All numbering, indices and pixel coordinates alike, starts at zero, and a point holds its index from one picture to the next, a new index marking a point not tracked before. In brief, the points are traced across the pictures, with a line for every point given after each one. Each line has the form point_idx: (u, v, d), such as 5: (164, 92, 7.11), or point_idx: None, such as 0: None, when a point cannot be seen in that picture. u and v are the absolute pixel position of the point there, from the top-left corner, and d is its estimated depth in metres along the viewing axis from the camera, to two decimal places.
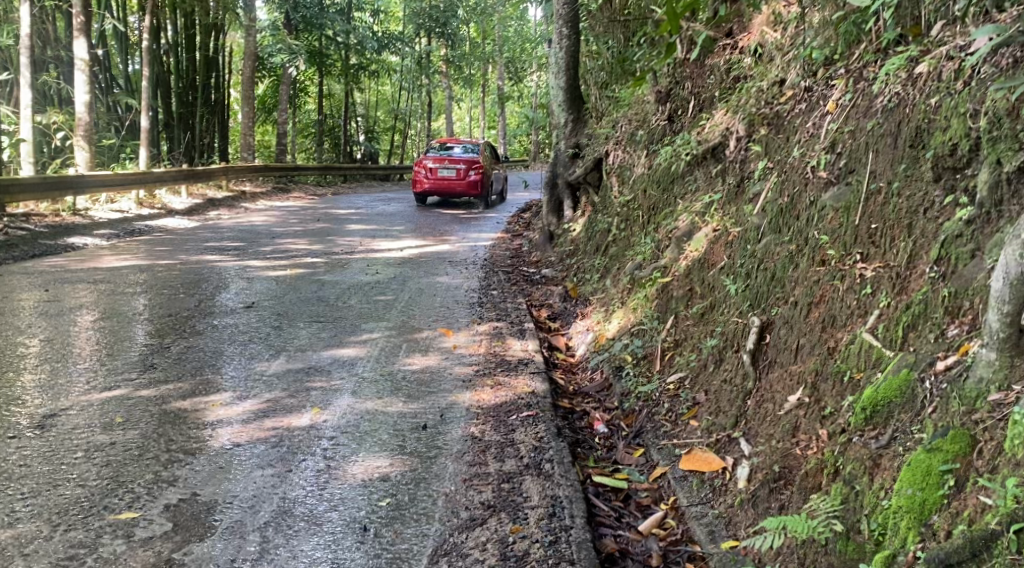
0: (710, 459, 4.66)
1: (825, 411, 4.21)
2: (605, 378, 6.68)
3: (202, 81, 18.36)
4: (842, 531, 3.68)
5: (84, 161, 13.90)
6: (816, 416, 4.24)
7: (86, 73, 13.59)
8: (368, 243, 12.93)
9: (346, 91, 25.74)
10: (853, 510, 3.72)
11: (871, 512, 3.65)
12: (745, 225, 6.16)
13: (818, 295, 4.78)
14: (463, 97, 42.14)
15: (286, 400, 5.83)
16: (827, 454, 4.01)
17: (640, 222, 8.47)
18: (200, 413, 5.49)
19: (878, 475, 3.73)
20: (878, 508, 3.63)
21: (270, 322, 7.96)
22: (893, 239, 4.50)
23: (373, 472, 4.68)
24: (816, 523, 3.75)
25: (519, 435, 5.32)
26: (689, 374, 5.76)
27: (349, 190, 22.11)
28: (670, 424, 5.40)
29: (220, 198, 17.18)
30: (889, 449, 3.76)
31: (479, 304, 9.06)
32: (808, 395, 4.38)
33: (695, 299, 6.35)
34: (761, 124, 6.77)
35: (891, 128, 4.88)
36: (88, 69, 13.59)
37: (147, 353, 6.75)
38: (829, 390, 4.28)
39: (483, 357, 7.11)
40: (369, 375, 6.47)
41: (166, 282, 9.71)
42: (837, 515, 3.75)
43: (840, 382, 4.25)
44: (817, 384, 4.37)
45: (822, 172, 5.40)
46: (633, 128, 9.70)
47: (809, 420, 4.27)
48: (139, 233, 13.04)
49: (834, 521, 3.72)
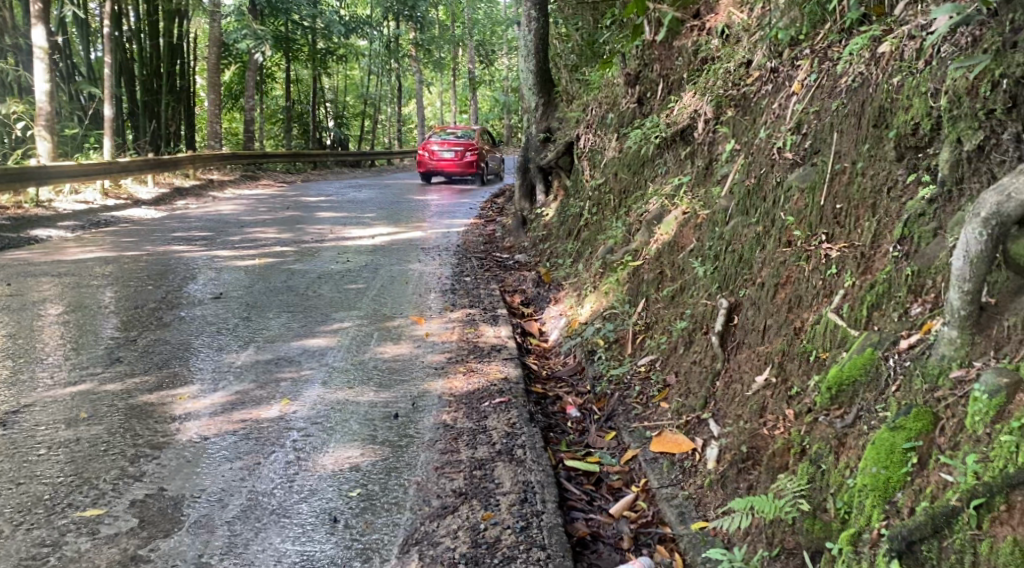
0: (681, 442, 4.69)
1: (791, 391, 4.24)
2: (578, 362, 6.70)
3: (167, 68, 18.14)
4: (809, 510, 3.72)
5: (46, 152, 13.70)
6: (783, 396, 4.27)
7: (46, 62, 13.37)
8: (339, 231, 12.86)
9: (315, 76, 25.52)
10: (819, 489, 3.75)
11: (837, 491, 3.68)
12: (714, 207, 6.18)
13: (784, 276, 4.81)
14: (434, 81, 41.93)
15: (255, 392, 5.79)
16: (794, 433, 4.04)
17: (612, 206, 8.48)
18: (168, 407, 5.45)
19: (843, 453, 3.76)
20: (843, 486, 3.66)
21: (239, 313, 7.91)
22: (857, 219, 4.53)
23: (343, 463, 4.67)
24: (783, 502, 3.81)
25: (491, 421, 5.33)
26: (660, 357, 5.79)
27: (319, 178, 21.96)
28: (642, 407, 5.43)
29: (188, 188, 17.02)
30: (854, 428, 3.79)
31: (452, 291, 9.04)
32: (775, 376, 4.41)
33: (665, 282, 6.38)
34: (729, 106, 6.79)
35: (855, 108, 4.90)
36: (48, 57, 13.39)
37: (113, 347, 6.69)
38: (796, 370, 4.30)
39: (456, 344, 7.11)
40: (340, 364, 6.45)
41: (132, 274, 9.61)
42: (803, 494, 3.79)
43: (806, 361, 4.28)
44: (784, 364, 4.40)
45: (788, 153, 5.42)
46: (603, 111, 9.69)
47: (776, 399, 4.30)
48: (105, 224, 12.90)
49: (800, 501, 3.76)
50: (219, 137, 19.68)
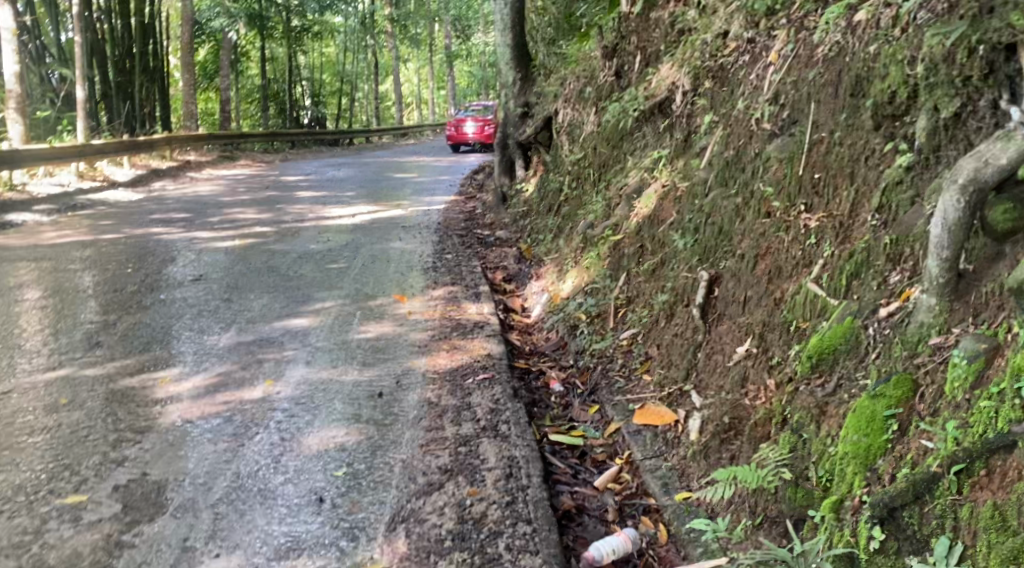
0: (664, 413, 4.71)
1: (772, 360, 4.26)
2: (561, 337, 6.72)
3: (139, 48, 17.92)
4: (791, 479, 3.75)
5: (17, 135, 13.53)
6: (764, 365, 4.29)
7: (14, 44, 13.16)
8: (318, 210, 12.78)
9: (290, 54, 25.24)
10: (801, 458, 3.79)
11: (819, 459, 3.72)
12: (693, 179, 6.18)
13: (764, 247, 4.82)
14: (410, 57, 41.66)
15: (237, 374, 5.77)
16: (776, 404, 4.07)
17: (591, 180, 8.47)
18: (149, 391, 5.42)
19: (825, 422, 3.78)
20: (826, 455, 3.69)
21: (219, 294, 7.87)
22: (835, 188, 4.55)
23: (328, 443, 4.66)
24: (765, 472, 3.83)
25: (475, 398, 5.33)
26: (642, 330, 5.80)
27: (297, 157, 21.78)
28: (625, 380, 5.45)
29: (164, 169, 16.86)
30: (835, 396, 3.82)
31: (433, 269, 9.02)
32: (756, 346, 4.43)
33: (646, 256, 6.39)
34: (706, 78, 6.77)
35: (832, 78, 4.90)
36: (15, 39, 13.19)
37: (91, 331, 6.65)
38: (776, 340, 4.32)
39: (438, 321, 7.10)
40: (322, 344, 6.44)
41: (109, 257, 9.53)
42: (785, 463, 3.82)
43: (787, 331, 4.30)
44: (764, 335, 4.42)
45: (766, 124, 5.43)
46: (582, 84, 9.66)
47: (757, 370, 4.32)
48: (80, 207, 12.77)
49: (782, 469, 3.79)
50: (194, 117, 19.48)
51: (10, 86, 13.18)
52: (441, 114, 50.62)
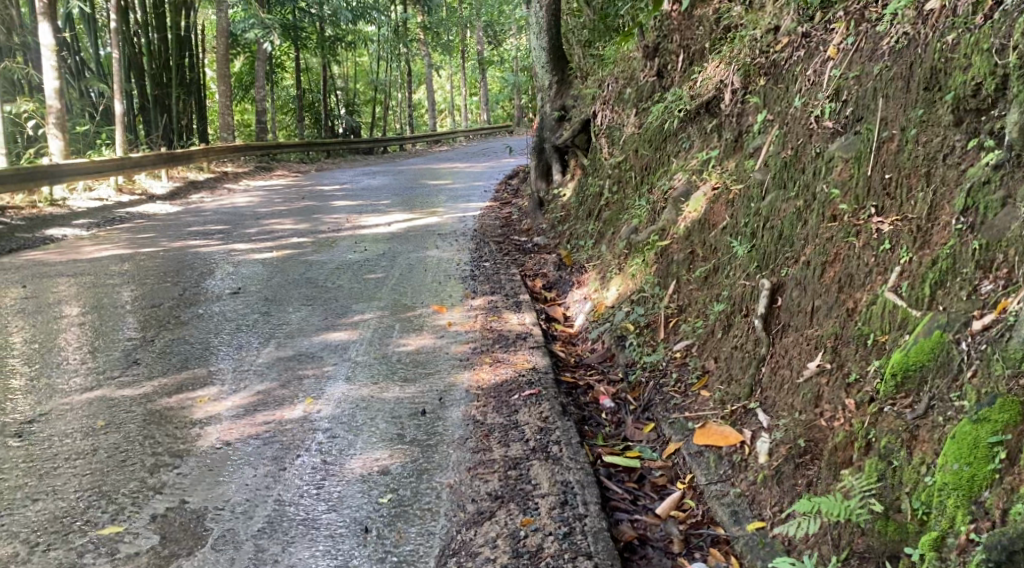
0: (728, 433, 4.42)
1: (850, 377, 3.98)
2: (607, 348, 6.44)
3: (176, 60, 17.90)
4: (881, 511, 3.52)
5: (57, 150, 13.48)
6: (840, 384, 4.01)
7: (53, 59, 13.14)
8: (354, 219, 12.60)
9: (325, 64, 25.14)
10: (891, 488, 3.55)
11: (913, 491, 3.49)
12: (747, 182, 5.86)
13: (833, 253, 4.54)
14: (442, 64, 41.51)
15: (278, 392, 5.56)
16: (856, 425, 3.81)
17: (633, 184, 8.17)
18: (187, 411, 5.21)
19: (917, 448, 3.55)
20: (921, 486, 3.47)
21: (257, 308, 7.68)
22: (910, 189, 4.27)
23: (373, 466, 4.41)
24: (853, 504, 3.58)
25: (523, 416, 5.06)
26: (696, 342, 5.51)
27: (333, 166, 21.67)
28: (680, 396, 5.16)
29: (201, 181, 16.80)
30: (927, 419, 3.58)
31: (472, 277, 8.76)
32: (828, 361, 4.15)
33: (697, 262, 6.09)
34: (758, 75, 6.45)
35: (901, 70, 4.60)
36: (55, 54, 13.16)
37: (130, 349, 6.47)
38: (852, 355, 4.05)
39: (480, 333, 6.84)
40: (362, 359, 6.22)
41: (148, 270, 9.40)
42: (873, 494, 3.58)
43: (863, 345, 4.04)
44: (837, 348, 4.15)
45: (828, 123, 5.12)
46: (621, 86, 9.36)
47: (831, 388, 4.05)
48: (119, 221, 12.69)
49: (871, 501, 3.56)
50: (230, 128, 19.42)
51: (51, 101, 13.14)
52: (474, 120, 50.44)
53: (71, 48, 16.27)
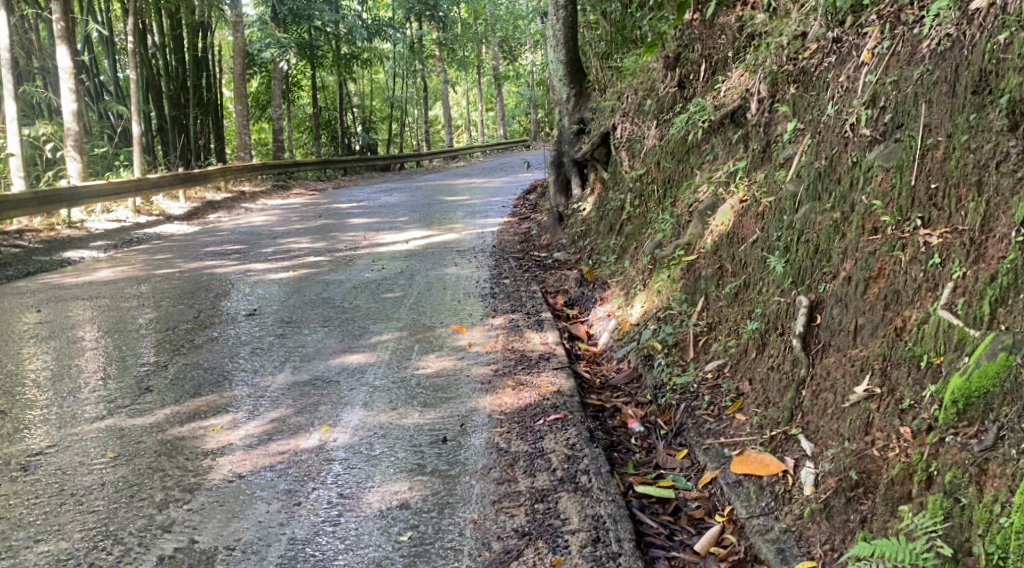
0: (770, 462, 4.18)
1: (902, 404, 3.78)
2: (634, 369, 6.18)
3: (193, 81, 17.81)
4: (950, 555, 3.32)
5: (75, 172, 13.38)
6: (893, 410, 3.80)
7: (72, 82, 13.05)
8: (372, 237, 12.41)
9: (341, 82, 25.05)
10: (960, 528, 3.34)
11: (986, 533, 3.27)
12: (778, 193, 5.60)
13: (876, 269, 4.29)
14: (458, 81, 41.37)
15: (293, 419, 5.33)
16: (915, 457, 3.60)
17: (656, 197, 7.92)
18: (200, 442, 4.98)
19: (986, 484, 3.33)
20: (994, 527, 3.25)
21: (273, 330, 7.48)
22: (960, 199, 4.04)
23: (392, 500, 4.17)
24: (917, 547, 3.38)
25: (548, 443, 4.81)
26: (729, 362, 5.27)
27: (351, 183, 21.54)
28: (714, 420, 4.90)
29: (219, 200, 16.68)
30: (996, 452, 3.36)
31: (492, 295, 8.53)
32: (878, 385, 3.93)
33: (727, 278, 5.84)
34: (786, 83, 6.20)
35: (946, 74, 4.36)
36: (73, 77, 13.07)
37: (143, 375, 6.28)
38: (903, 378, 3.85)
39: (501, 354, 6.60)
40: (380, 383, 5.98)
41: (164, 292, 9.24)
42: (940, 534, 3.38)
43: (915, 367, 3.83)
44: (888, 371, 3.92)
45: (865, 130, 4.86)
46: (641, 98, 9.12)
47: (882, 416, 3.83)
48: (137, 242, 12.56)
49: (938, 543, 3.35)
50: (248, 148, 19.32)
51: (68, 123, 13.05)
52: (489, 135, 50.41)
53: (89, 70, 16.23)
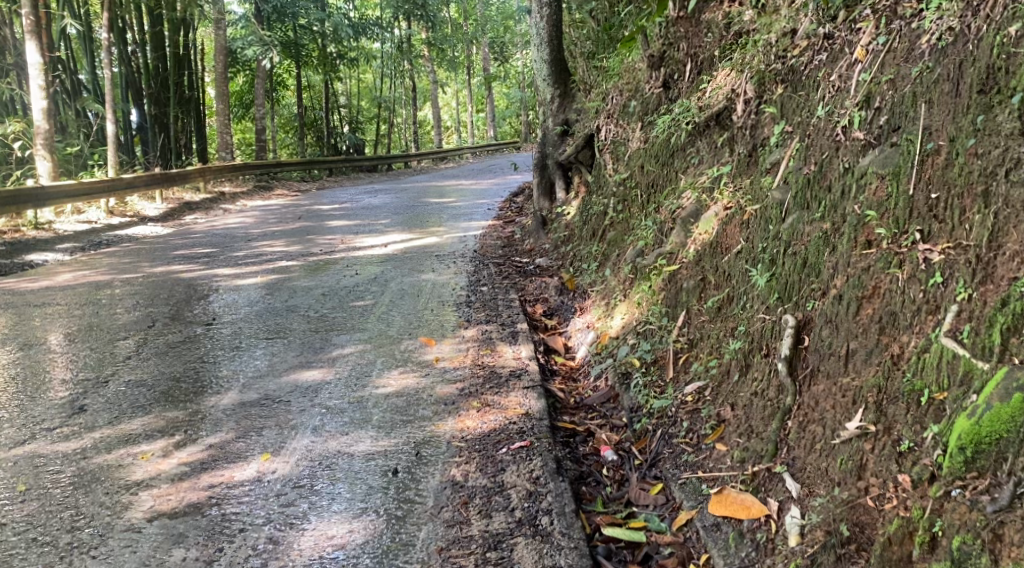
0: (752, 504, 3.79)
1: (901, 446, 3.40)
2: (610, 388, 5.73)
3: (175, 80, 17.20)
4: None
5: (45, 172, 12.75)
6: (890, 453, 3.42)
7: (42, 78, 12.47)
8: (349, 240, 11.93)
9: (327, 81, 24.51)
10: None
11: None
12: (765, 201, 5.16)
13: (870, 287, 3.86)
14: (448, 80, 40.77)
15: (233, 445, 4.88)
16: (916, 512, 3.23)
17: (639, 203, 7.48)
18: (125, 473, 4.53)
19: (1002, 553, 2.97)
20: None
21: (229, 342, 7.01)
22: (963, 211, 3.62)
23: (326, 547, 3.86)
24: None
25: (509, 475, 4.38)
26: (710, 383, 4.83)
27: (335, 184, 21.05)
28: (691, 450, 4.49)
29: (197, 201, 16.16)
30: (1013, 513, 2.99)
31: (467, 304, 8.07)
32: (872, 422, 3.53)
33: (710, 291, 5.40)
34: (774, 82, 5.75)
35: (949, 71, 3.94)
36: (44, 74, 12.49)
37: (79, 393, 5.81)
38: (901, 416, 3.46)
39: (470, 370, 6.13)
40: (336, 403, 5.52)
41: (122, 300, 8.75)
42: None
43: (915, 403, 3.44)
44: (884, 405, 3.53)
45: (858, 133, 4.43)
46: (625, 98, 8.66)
47: (877, 458, 3.44)
48: (106, 244, 12.08)
49: None
50: (230, 147, 18.80)
51: (39, 121, 12.42)
52: (480, 137, 50.04)
53: (69, 66, 15.46)
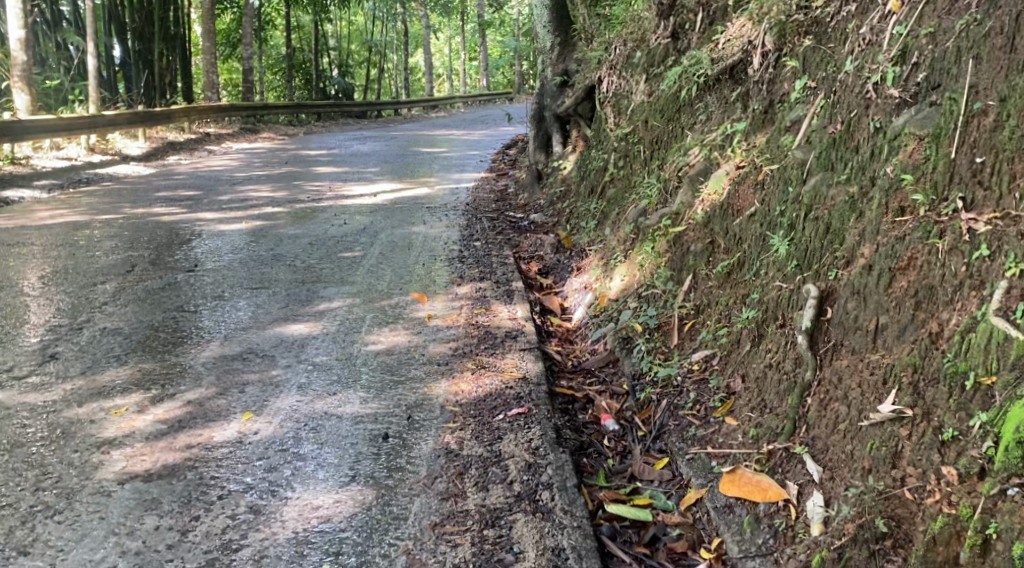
0: (769, 487, 3.58)
1: (943, 434, 3.16)
2: (609, 352, 5.45)
3: (162, 15, 16.61)
4: None
5: (23, 105, 12.27)
6: (931, 442, 3.19)
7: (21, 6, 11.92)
8: (338, 188, 11.54)
9: (317, 24, 23.80)
10: None
11: None
12: (783, 161, 4.83)
13: (905, 258, 3.61)
14: (442, 26, 39.87)
15: (213, 402, 4.60)
16: (963, 511, 2.99)
17: (642, 159, 7.13)
18: (96, 429, 4.26)
19: None
20: None
21: (211, 290, 6.70)
22: (1014, 177, 3.36)
23: (310, 519, 3.60)
24: None
25: (507, 444, 4.14)
26: (719, 352, 4.57)
27: (324, 130, 20.54)
28: (699, 423, 4.24)
29: (181, 141, 15.70)
30: None
31: (460, 260, 7.75)
32: (909, 405, 3.30)
33: (719, 255, 5.11)
34: (795, 34, 5.34)
35: (1002, 24, 3.65)
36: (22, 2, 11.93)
37: (50, 340, 5.50)
38: (942, 401, 3.22)
39: (464, 329, 5.84)
40: (322, 360, 5.22)
41: (101, 242, 8.40)
42: None
43: (959, 387, 3.19)
44: (922, 388, 3.29)
45: (892, 90, 4.13)
46: (629, 48, 8.21)
47: (915, 446, 3.22)
48: (86, 183, 11.66)
49: None
50: (216, 87, 18.26)
51: (16, 52, 11.90)
52: (473, 87, 49.31)
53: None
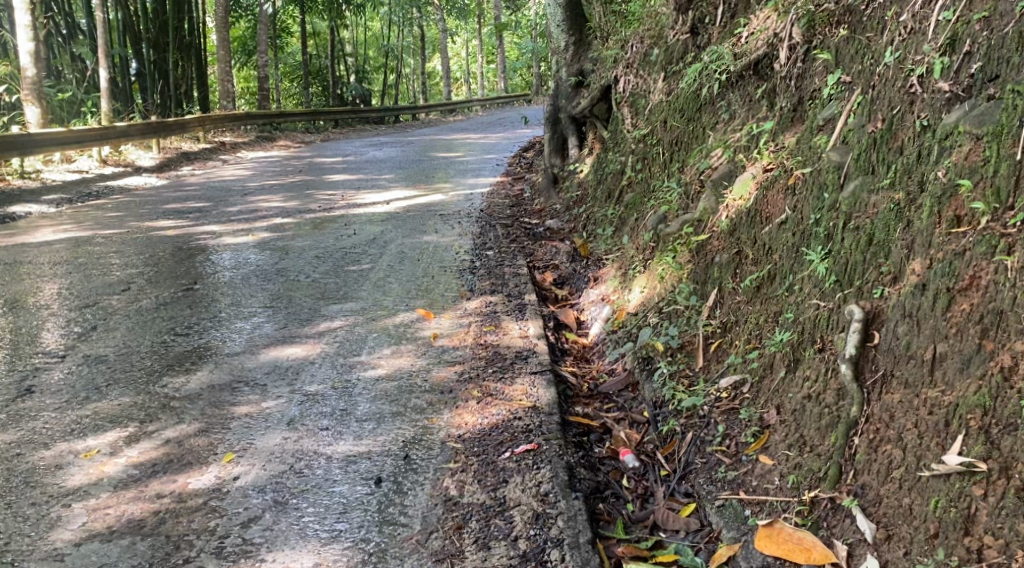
0: (812, 547, 3.27)
1: None
2: (629, 374, 4.97)
3: (175, 25, 16.23)
4: None
5: (33, 119, 11.88)
6: (1014, 505, 2.86)
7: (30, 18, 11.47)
8: (351, 197, 11.12)
9: (333, 29, 23.34)
10: None
11: None
12: (815, 164, 4.33)
13: (967, 277, 3.24)
14: (459, 28, 39.30)
15: (194, 441, 4.18)
16: None
17: (660, 162, 6.65)
18: (62, 478, 3.90)
19: None
20: None
21: (209, 309, 6.28)
22: None
23: None
24: None
25: (513, 489, 3.77)
26: (750, 379, 4.10)
27: (341, 136, 20.15)
28: (729, 463, 3.81)
29: (194, 151, 15.34)
30: None
31: (471, 271, 7.30)
32: (981, 458, 2.97)
33: (747, 267, 4.62)
34: (826, 25, 4.81)
35: None
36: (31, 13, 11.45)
37: (30, 371, 5.09)
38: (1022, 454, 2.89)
39: (472, 351, 5.39)
40: (315, 389, 4.78)
41: (102, 258, 8.03)
42: None
43: None
44: (996, 436, 2.96)
45: (940, 83, 3.65)
46: (647, 46, 7.72)
47: (993, 510, 2.90)
48: (94, 197, 11.30)
49: None
50: (231, 95, 17.87)
51: (26, 65, 11.47)
52: (491, 89, 48.85)
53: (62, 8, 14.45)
